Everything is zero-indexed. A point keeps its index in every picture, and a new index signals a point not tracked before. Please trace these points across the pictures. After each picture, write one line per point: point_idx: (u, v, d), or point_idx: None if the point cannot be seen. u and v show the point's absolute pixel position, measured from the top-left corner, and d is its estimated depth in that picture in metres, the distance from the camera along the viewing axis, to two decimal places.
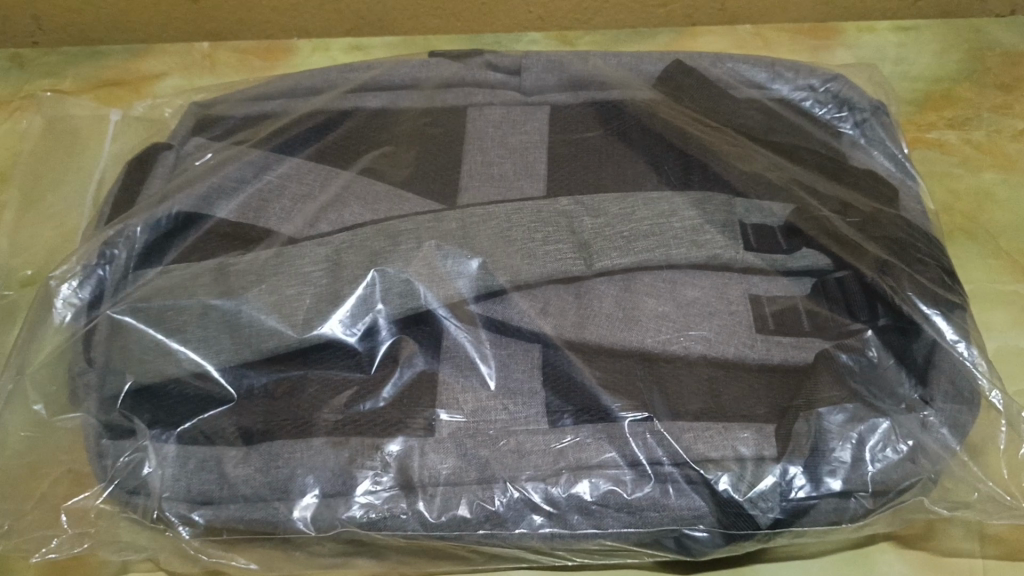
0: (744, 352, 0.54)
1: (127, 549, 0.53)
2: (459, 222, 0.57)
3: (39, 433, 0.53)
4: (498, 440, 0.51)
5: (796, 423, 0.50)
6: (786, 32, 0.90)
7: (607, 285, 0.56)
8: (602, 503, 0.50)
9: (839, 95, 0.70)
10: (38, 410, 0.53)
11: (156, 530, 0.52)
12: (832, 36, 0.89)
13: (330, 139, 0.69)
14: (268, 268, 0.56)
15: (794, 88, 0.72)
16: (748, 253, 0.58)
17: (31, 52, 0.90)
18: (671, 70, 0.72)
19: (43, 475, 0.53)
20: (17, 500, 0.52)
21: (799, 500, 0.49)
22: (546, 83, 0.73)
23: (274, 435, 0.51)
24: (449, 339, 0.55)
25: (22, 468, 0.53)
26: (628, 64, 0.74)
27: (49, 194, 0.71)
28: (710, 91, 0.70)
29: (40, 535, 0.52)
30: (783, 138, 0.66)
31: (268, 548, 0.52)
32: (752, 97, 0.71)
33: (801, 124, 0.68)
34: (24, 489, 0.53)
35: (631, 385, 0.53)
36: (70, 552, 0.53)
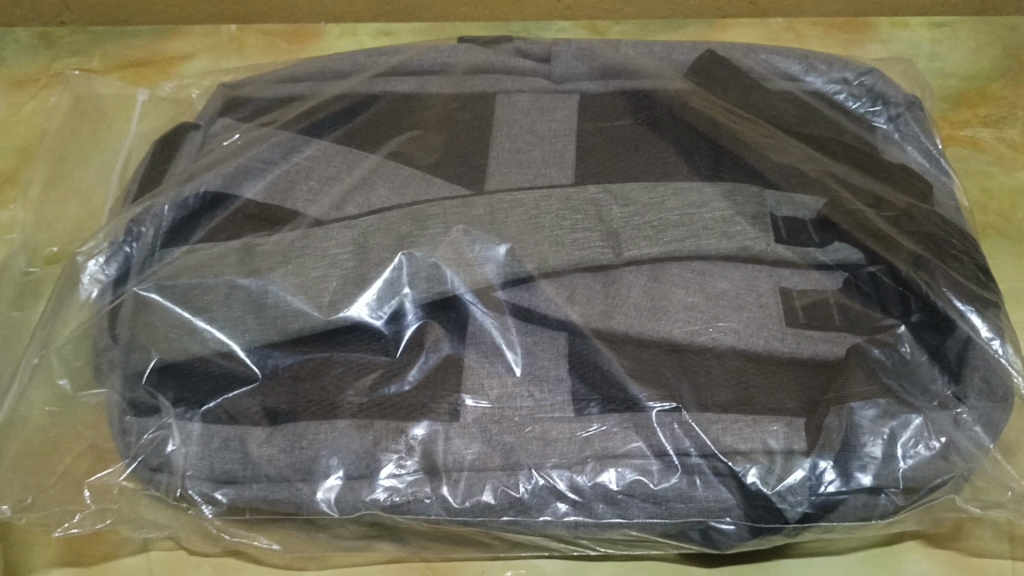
0: (773, 345, 0.53)
1: (149, 526, 0.53)
2: (487, 208, 0.57)
3: (63, 408, 0.53)
4: (524, 427, 0.50)
5: (828, 417, 0.49)
6: (819, 26, 0.89)
7: (635, 274, 0.56)
8: (628, 492, 0.49)
9: (873, 89, 0.70)
10: (62, 384, 0.53)
11: (179, 507, 0.52)
12: (865, 31, 0.88)
13: (358, 123, 0.69)
14: (295, 249, 0.55)
15: (828, 81, 0.71)
16: (780, 246, 0.57)
17: (60, 30, 0.89)
18: (703, 60, 0.71)
19: (66, 450, 0.52)
20: (39, 476, 0.52)
21: (828, 494, 0.48)
22: (576, 71, 0.73)
23: (297, 416, 0.51)
24: (475, 324, 0.54)
25: (45, 442, 0.53)
26: (660, 53, 0.74)
27: (75, 169, 0.70)
28: (742, 82, 0.69)
29: (62, 509, 0.52)
30: (816, 130, 0.66)
31: (290, 530, 0.52)
32: (786, 89, 0.70)
33: (834, 117, 0.67)
34: (46, 464, 0.52)
35: (658, 375, 0.52)
36: (93, 528, 0.52)
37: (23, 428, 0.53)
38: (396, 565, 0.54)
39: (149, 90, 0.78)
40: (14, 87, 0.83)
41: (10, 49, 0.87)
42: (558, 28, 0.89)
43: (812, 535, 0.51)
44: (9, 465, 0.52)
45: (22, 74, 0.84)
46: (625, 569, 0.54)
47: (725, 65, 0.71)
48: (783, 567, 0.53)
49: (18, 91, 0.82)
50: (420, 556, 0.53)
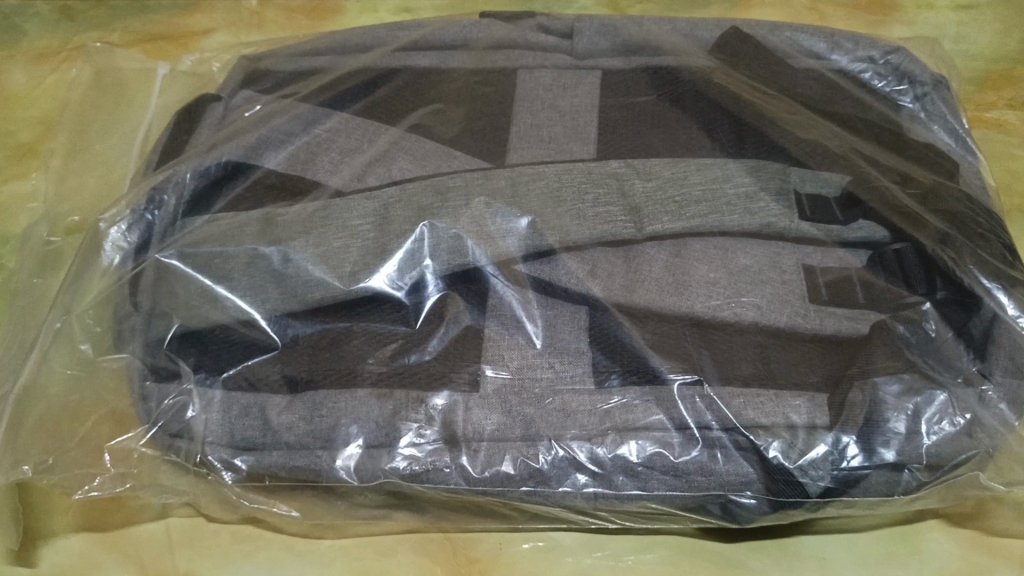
0: (796, 321, 0.52)
1: (171, 491, 0.53)
2: (508, 180, 0.56)
3: (84, 373, 0.53)
4: (544, 398, 0.50)
5: (851, 393, 0.48)
6: (843, 7, 0.87)
7: (658, 249, 0.54)
8: (648, 465, 0.49)
9: (900, 68, 0.69)
10: (84, 349, 0.54)
11: (200, 473, 0.52)
12: (889, 12, 0.87)
13: (378, 96, 0.68)
14: (315, 219, 0.54)
15: (853, 59, 0.70)
16: (804, 223, 0.56)
17: (81, 4, 0.88)
18: (726, 37, 0.71)
19: (89, 415, 0.53)
20: (61, 440, 0.52)
21: (851, 469, 0.48)
22: (598, 47, 0.72)
23: (317, 384, 0.51)
24: (495, 296, 0.53)
25: (66, 407, 0.53)
26: (684, 30, 0.73)
27: (97, 140, 0.70)
28: (767, 60, 0.69)
29: (83, 473, 0.52)
30: (842, 109, 0.65)
31: (310, 497, 0.52)
32: (811, 67, 0.69)
33: (860, 95, 0.67)
34: (67, 428, 0.52)
35: (681, 349, 0.51)
36: (112, 492, 0.52)
37: (45, 393, 0.53)
38: (414, 537, 0.54)
39: (169, 64, 0.78)
40: (36, 60, 0.82)
41: (31, 23, 0.86)
42: (580, 5, 0.88)
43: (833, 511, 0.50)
44: (31, 427, 0.52)
45: (45, 47, 0.83)
46: (643, 543, 0.54)
47: (750, 41, 0.70)
48: (804, 544, 0.53)
49: (40, 65, 0.82)
50: (438, 527, 0.53)
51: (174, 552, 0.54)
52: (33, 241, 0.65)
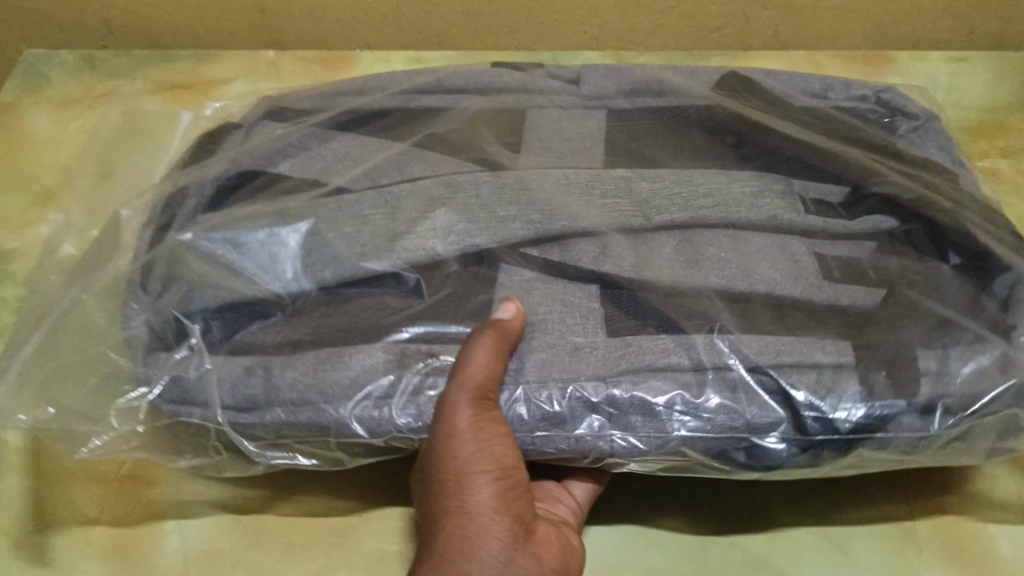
0: (812, 292, 0.51)
1: (190, 454, 0.53)
2: (517, 180, 0.58)
3: (95, 344, 0.54)
4: (557, 344, 0.49)
5: (876, 335, 0.48)
6: (840, 57, 0.90)
7: (666, 237, 0.55)
8: (668, 405, 0.47)
9: (891, 103, 0.71)
10: (98, 325, 0.54)
11: (207, 431, 0.51)
12: (884, 63, 0.89)
13: (391, 120, 0.70)
14: (323, 208, 0.57)
15: (847, 98, 0.73)
16: (810, 218, 0.56)
17: (106, 53, 0.91)
18: (726, 78, 0.74)
19: (100, 380, 0.53)
20: (65, 396, 0.52)
21: (884, 406, 0.46)
22: (606, 88, 0.74)
23: (319, 343, 0.50)
24: (501, 280, 0.53)
25: (74, 366, 0.53)
26: (688, 73, 0.76)
27: (117, 163, 0.72)
28: (764, 96, 0.71)
29: (84, 429, 0.52)
30: (842, 130, 0.66)
31: (318, 449, 0.51)
32: (811, 103, 0.71)
33: (858, 124, 0.68)
34: (72, 385, 0.53)
35: (692, 310, 0.50)
36: (116, 450, 0.53)
37: (55, 358, 0.53)
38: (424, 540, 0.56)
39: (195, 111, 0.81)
40: (61, 106, 0.85)
41: (55, 70, 0.89)
42: (586, 57, 0.91)
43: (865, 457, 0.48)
44: (35, 383, 0.52)
45: (69, 94, 0.86)
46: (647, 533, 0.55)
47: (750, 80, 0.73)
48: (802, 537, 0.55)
49: (64, 111, 0.84)
50: None
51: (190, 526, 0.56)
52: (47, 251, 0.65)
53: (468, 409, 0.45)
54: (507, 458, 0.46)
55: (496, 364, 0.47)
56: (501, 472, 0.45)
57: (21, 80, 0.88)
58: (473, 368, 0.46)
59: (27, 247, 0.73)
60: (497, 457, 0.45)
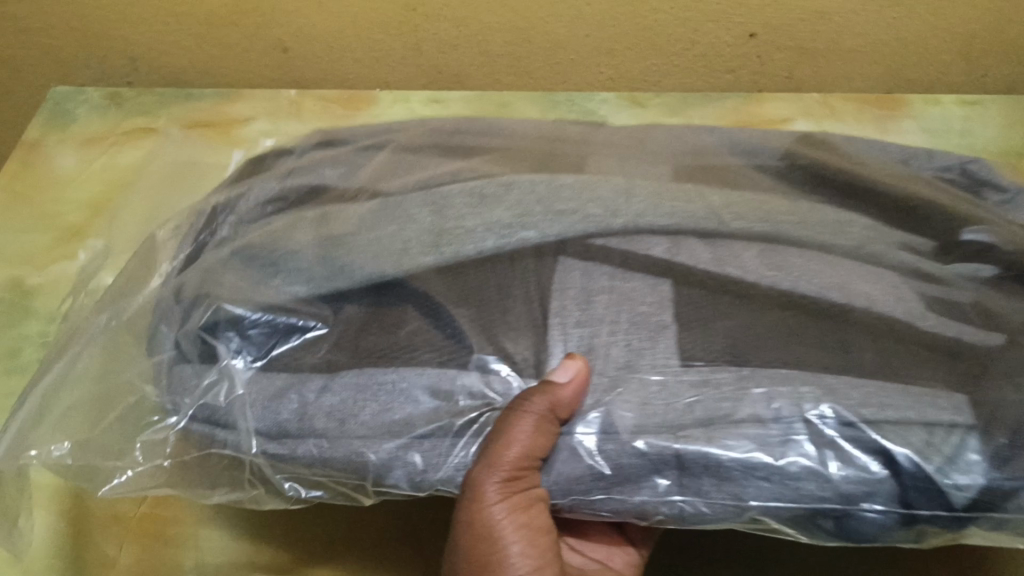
0: (904, 303, 0.47)
1: (222, 485, 0.49)
2: (577, 181, 0.53)
3: (124, 366, 0.50)
4: (624, 381, 0.45)
5: (986, 393, 0.43)
6: (853, 101, 0.85)
7: (745, 240, 0.50)
8: (745, 469, 0.43)
9: (971, 170, 0.62)
10: (129, 351, 0.51)
11: (242, 461, 0.47)
12: (897, 106, 0.85)
13: (433, 125, 0.66)
14: (367, 217, 0.52)
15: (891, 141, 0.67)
16: (901, 251, 0.51)
17: (130, 91, 0.89)
18: None
19: (129, 408, 0.49)
20: (94, 429, 0.49)
21: (1007, 480, 0.41)
22: (646, 134, 0.66)
23: (362, 363, 0.46)
24: (565, 287, 0.47)
25: (99, 394, 0.50)
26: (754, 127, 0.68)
27: (153, 197, 0.69)
28: (816, 131, 0.67)
29: (111, 466, 0.48)
30: (908, 172, 0.61)
31: (334, 484, 0.47)
32: (860, 157, 0.62)
33: (920, 174, 0.61)
34: (100, 412, 0.49)
35: (779, 324, 0.46)
36: (144, 489, 0.49)
37: (78, 385, 0.50)
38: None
39: (242, 150, 0.79)
40: (85, 144, 0.83)
41: (81, 108, 0.87)
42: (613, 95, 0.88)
43: (970, 534, 0.44)
44: (66, 411, 0.49)
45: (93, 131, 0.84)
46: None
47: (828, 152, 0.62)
48: None
49: (89, 148, 0.82)
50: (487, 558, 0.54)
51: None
52: (86, 282, 0.63)
53: (501, 497, 0.44)
54: (537, 517, 0.46)
55: (540, 445, 0.44)
56: (529, 532, 0.46)
57: (48, 116, 0.86)
58: (511, 461, 0.43)
59: (50, 282, 0.69)
60: (525, 524, 0.46)
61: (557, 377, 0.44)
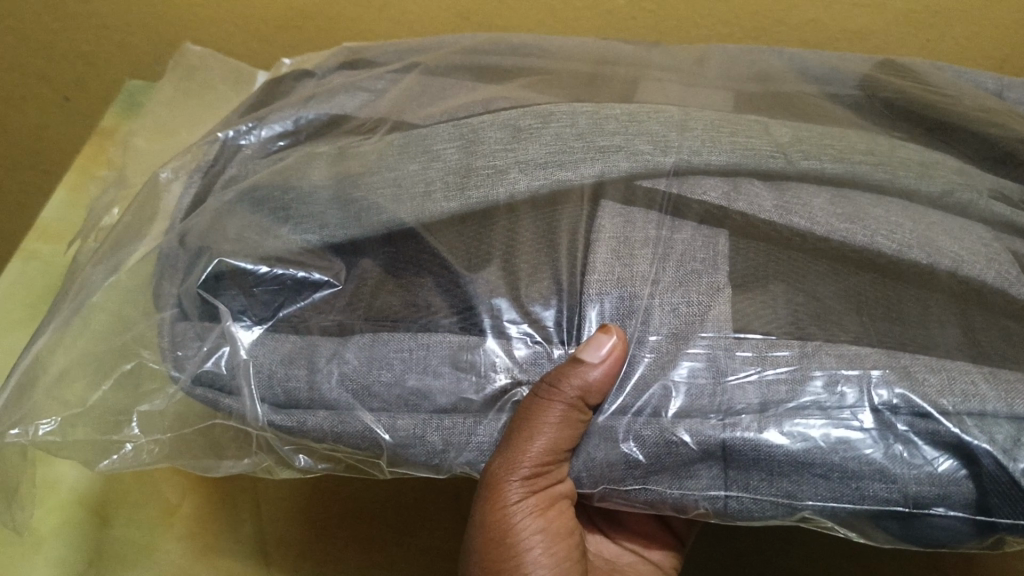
0: (1007, 280, 0.40)
1: (228, 455, 0.46)
2: (625, 115, 0.47)
3: (116, 324, 0.44)
4: (662, 353, 0.38)
5: None
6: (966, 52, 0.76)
7: (816, 192, 0.43)
8: (800, 464, 0.36)
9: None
10: (125, 304, 0.45)
11: (248, 433, 0.44)
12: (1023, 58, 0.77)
13: (487, 59, 0.62)
14: (392, 148, 0.47)
15: (1006, 82, 0.61)
16: (994, 201, 0.45)
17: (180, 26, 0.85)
18: (882, 64, 0.62)
19: (125, 375, 0.43)
20: (79, 395, 0.43)
21: None
22: (732, 71, 0.63)
23: (370, 322, 0.41)
24: (601, 234, 0.41)
25: (92, 359, 0.43)
26: (826, 64, 0.63)
27: (180, 124, 0.65)
28: (912, 71, 0.60)
29: (106, 441, 0.44)
30: (1014, 117, 0.55)
31: (351, 461, 0.43)
32: (955, 84, 0.59)
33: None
34: (87, 383, 0.43)
35: (844, 306, 0.39)
36: (142, 463, 0.45)
37: (71, 344, 0.44)
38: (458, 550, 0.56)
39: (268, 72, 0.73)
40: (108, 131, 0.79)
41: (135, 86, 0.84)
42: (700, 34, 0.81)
43: None
44: (50, 377, 0.43)
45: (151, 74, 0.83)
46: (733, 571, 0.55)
47: (899, 93, 0.57)
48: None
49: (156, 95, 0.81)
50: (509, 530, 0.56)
51: (269, 556, 0.56)
52: (97, 220, 0.57)
53: (520, 490, 0.41)
54: (556, 516, 0.44)
55: (566, 438, 0.39)
56: (548, 529, 0.44)
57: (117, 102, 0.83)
58: (532, 457, 0.39)
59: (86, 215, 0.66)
60: (544, 524, 0.43)
61: (587, 355, 0.37)
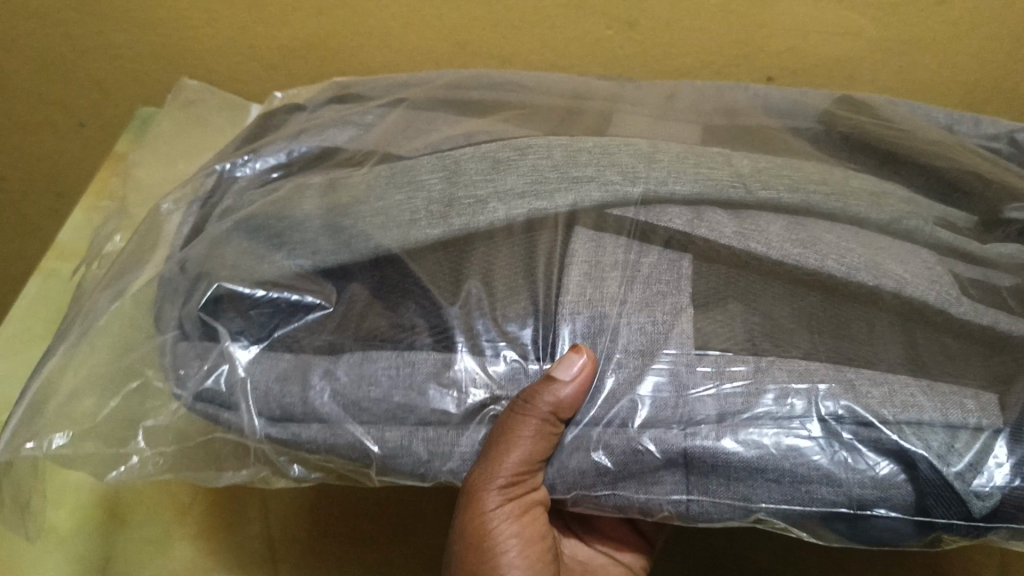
0: (947, 300, 0.43)
1: (227, 467, 0.49)
2: (597, 148, 0.50)
3: (121, 346, 0.47)
4: (628, 367, 0.42)
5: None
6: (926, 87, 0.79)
7: (773, 219, 0.47)
8: (754, 470, 0.40)
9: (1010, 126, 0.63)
10: (130, 328, 0.48)
11: (246, 446, 0.47)
12: None
13: (468, 95, 0.65)
14: (380, 179, 0.50)
15: (957, 117, 0.65)
16: (938, 229, 0.48)
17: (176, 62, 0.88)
18: (841, 100, 0.66)
19: (130, 393, 0.46)
20: (88, 412, 0.46)
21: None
22: (701, 106, 0.66)
23: (358, 341, 0.44)
24: (574, 258, 0.45)
25: (100, 378, 0.46)
26: (789, 99, 0.66)
27: (178, 156, 0.68)
28: (868, 107, 0.64)
29: (113, 453, 0.47)
30: (962, 150, 0.58)
31: (342, 471, 0.47)
32: (909, 119, 0.63)
33: (973, 147, 0.60)
34: (96, 401, 0.46)
35: (797, 324, 0.42)
36: (146, 473, 0.48)
37: (81, 365, 0.47)
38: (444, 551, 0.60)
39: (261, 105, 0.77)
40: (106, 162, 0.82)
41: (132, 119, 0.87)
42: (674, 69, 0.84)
43: (996, 539, 0.41)
44: (62, 396, 0.46)
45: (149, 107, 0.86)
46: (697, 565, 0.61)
47: (856, 128, 0.60)
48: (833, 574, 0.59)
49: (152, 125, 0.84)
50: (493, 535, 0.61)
51: (276, 555, 0.60)
52: (100, 248, 0.60)
53: (498, 499, 0.44)
54: (529, 521, 0.47)
55: (540, 450, 0.42)
56: (522, 534, 0.47)
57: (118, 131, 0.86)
58: (509, 468, 0.42)
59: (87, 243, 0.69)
60: (519, 529, 0.47)
61: (559, 374, 0.40)
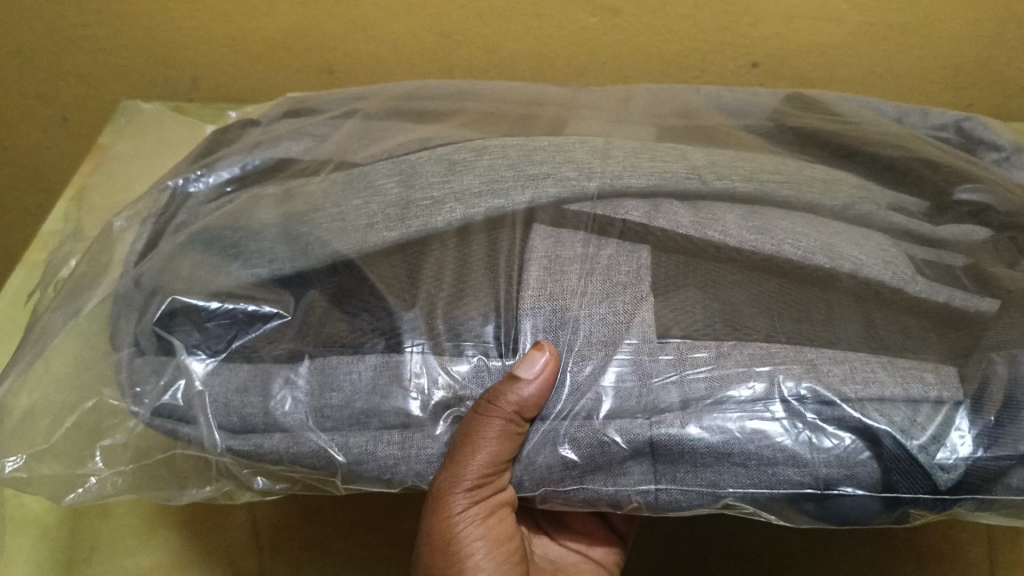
0: (902, 279, 0.44)
1: (191, 483, 0.48)
2: (553, 146, 0.50)
3: (75, 366, 0.46)
4: (591, 358, 0.41)
5: (982, 370, 0.40)
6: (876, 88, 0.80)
7: (730, 208, 0.47)
8: (720, 454, 0.40)
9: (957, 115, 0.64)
10: (84, 347, 0.47)
11: (208, 460, 0.46)
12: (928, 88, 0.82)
13: (422, 105, 0.65)
14: (335, 187, 0.50)
15: (906, 109, 0.65)
16: (892, 213, 0.49)
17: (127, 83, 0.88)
18: (790, 98, 0.66)
19: (87, 413, 0.45)
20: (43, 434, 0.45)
21: (991, 459, 0.38)
22: (656, 108, 0.67)
23: (315, 349, 0.44)
24: (533, 254, 0.45)
25: (55, 398, 0.46)
26: (741, 99, 0.67)
27: (130, 177, 0.67)
28: (819, 103, 0.65)
29: (71, 475, 0.46)
30: (912, 139, 0.59)
31: (307, 480, 0.46)
32: (859, 113, 0.64)
33: (922, 137, 0.61)
34: (51, 423, 0.45)
35: (757, 308, 0.42)
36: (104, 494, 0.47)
37: (33, 387, 0.46)
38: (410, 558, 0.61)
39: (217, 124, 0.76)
40: None
41: None
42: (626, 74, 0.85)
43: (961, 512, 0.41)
44: (16, 418, 0.45)
45: None
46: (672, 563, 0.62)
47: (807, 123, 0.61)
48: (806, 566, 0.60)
49: None
50: None
51: (259, 539, 0.60)
52: (55, 271, 0.59)
53: (463, 501, 0.44)
54: (496, 522, 0.47)
55: (505, 450, 0.42)
56: (488, 535, 0.47)
57: None
58: (475, 469, 0.42)
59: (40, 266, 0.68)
60: (486, 531, 0.46)
61: (521, 371, 0.40)
